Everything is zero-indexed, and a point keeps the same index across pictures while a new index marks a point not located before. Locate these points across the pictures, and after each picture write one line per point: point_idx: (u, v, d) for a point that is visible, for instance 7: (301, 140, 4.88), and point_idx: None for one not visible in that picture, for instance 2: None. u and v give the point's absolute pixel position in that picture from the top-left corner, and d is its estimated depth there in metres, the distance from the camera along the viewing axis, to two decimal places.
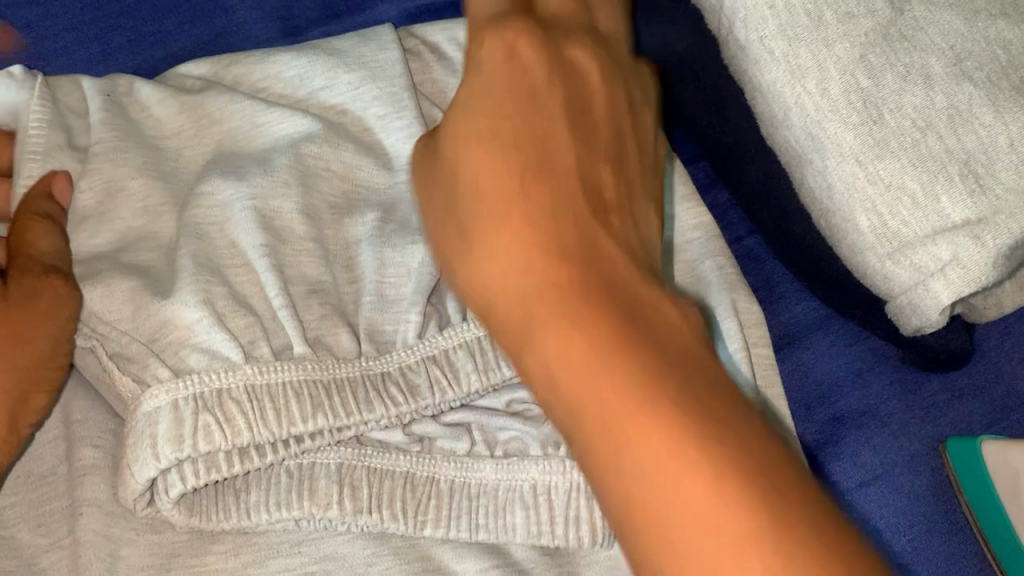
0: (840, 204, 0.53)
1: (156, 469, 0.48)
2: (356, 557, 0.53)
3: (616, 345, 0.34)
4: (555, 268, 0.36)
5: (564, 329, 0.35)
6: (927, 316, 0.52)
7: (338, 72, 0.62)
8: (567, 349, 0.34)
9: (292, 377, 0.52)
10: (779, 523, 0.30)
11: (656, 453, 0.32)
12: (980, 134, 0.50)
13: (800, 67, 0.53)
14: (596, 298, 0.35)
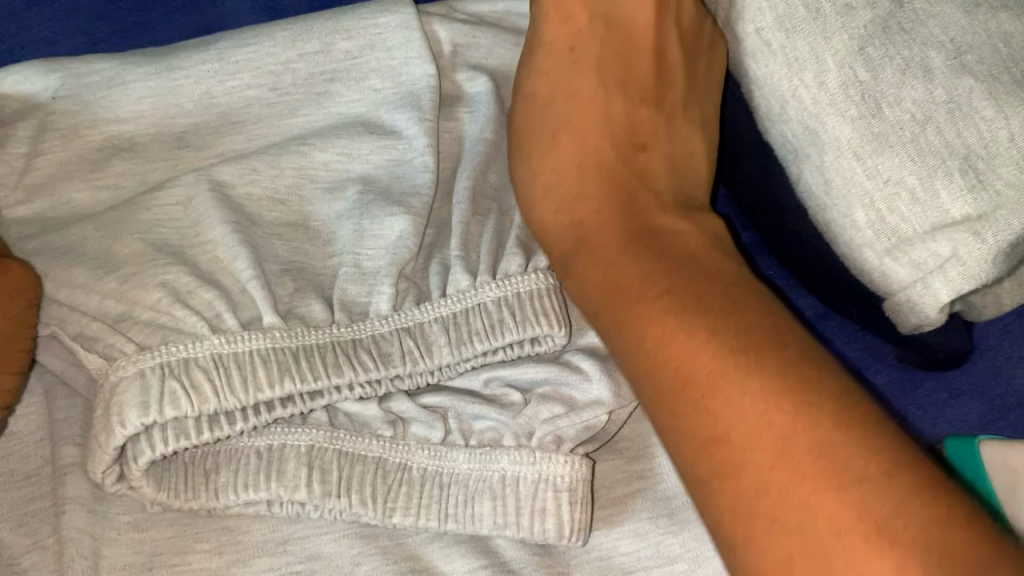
0: (837, 200, 0.52)
1: (122, 436, 0.48)
2: (342, 557, 0.52)
3: (742, 351, 0.42)
4: (666, 300, 0.45)
5: (693, 354, 0.42)
6: (925, 313, 0.51)
7: (336, 39, 0.61)
8: (679, 353, 0.43)
9: (259, 344, 0.50)
10: (838, 479, 0.37)
11: (765, 466, 0.39)
12: (981, 128, 0.48)
13: (798, 59, 0.52)
14: (703, 323, 0.43)
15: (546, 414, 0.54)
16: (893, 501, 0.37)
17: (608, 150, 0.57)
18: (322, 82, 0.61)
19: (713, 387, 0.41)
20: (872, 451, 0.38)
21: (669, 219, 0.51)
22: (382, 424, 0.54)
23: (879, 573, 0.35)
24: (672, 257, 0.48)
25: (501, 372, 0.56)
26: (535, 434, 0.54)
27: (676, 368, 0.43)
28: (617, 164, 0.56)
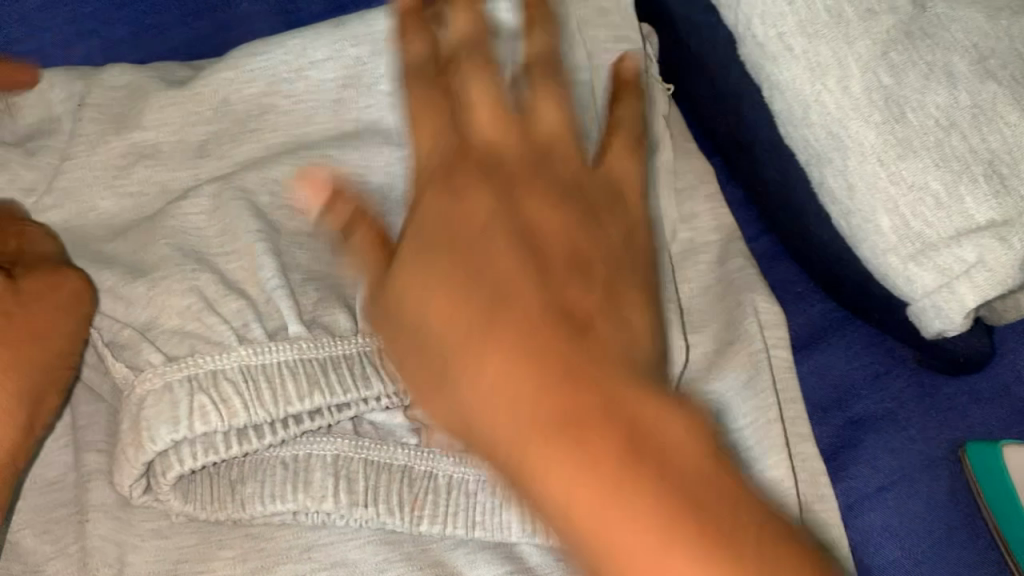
0: (860, 204, 0.52)
1: (151, 452, 0.47)
2: (367, 563, 0.51)
3: (577, 391, 0.30)
4: (499, 320, 0.33)
5: (535, 437, 0.30)
6: (951, 319, 0.50)
7: (344, 45, 0.61)
8: (535, 447, 0.30)
9: (286, 356, 0.50)
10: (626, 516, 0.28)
11: (634, 527, 0.27)
12: (1005, 133, 0.49)
13: (821, 64, 0.52)
14: (533, 337, 0.32)
15: None
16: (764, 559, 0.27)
17: (500, 203, 0.37)
18: (334, 91, 0.61)
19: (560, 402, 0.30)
20: (674, 440, 0.28)
21: (578, 290, 0.35)
22: (406, 431, 0.54)
23: None
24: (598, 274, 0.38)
25: None
26: None
27: (506, 459, 0.31)
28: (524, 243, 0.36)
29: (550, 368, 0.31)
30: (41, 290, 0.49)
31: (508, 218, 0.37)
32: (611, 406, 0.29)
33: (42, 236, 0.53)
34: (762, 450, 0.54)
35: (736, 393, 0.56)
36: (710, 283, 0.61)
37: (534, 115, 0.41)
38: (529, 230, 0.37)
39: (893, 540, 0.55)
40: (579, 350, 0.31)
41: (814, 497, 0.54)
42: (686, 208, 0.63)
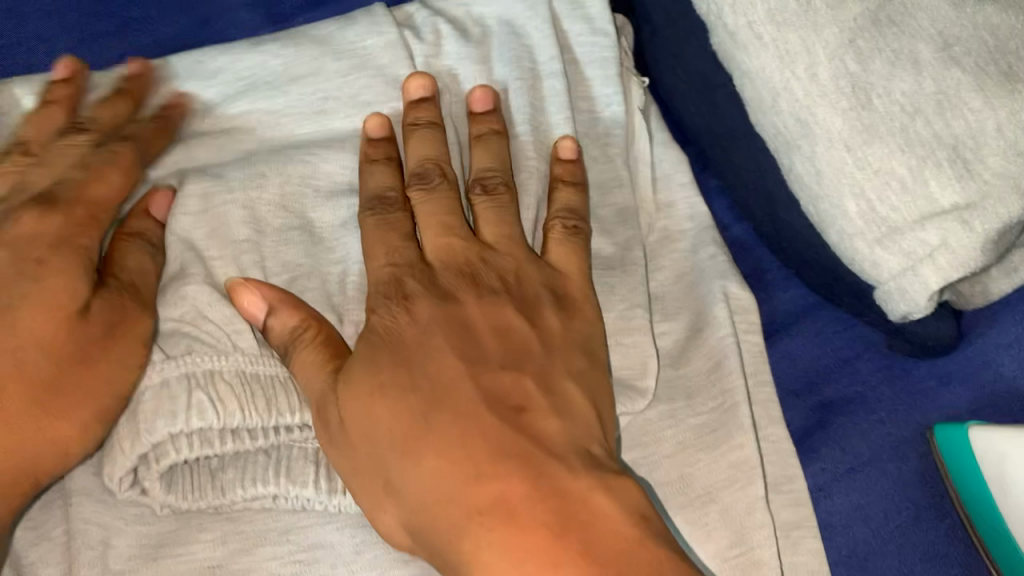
0: (828, 190, 0.53)
1: (147, 443, 0.48)
2: (345, 545, 0.52)
3: (509, 508, 0.41)
4: (438, 435, 0.44)
5: (472, 521, 0.42)
6: (916, 301, 0.51)
7: (326, 60, 0.60)
8: (472, 534, 0.41)
9: (280, 370, 0.51)
10: (550, 552, 0.40)
11: (521, 541, 0.40)
12: (969, 119, 0.50)
13: (789, 52, 0.53)
14: (471, 463, 0.43)
15: None
16: None
17: (439, 343, 0.48)
18: (316, 103, 0.59)
19: (486, 506, 0.42)
20: (614, 523, 0.41)
21: (515, 414, 0.45)
22: None
23: None
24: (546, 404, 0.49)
25: None
26: None
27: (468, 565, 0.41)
28: (464, 385, 0.46)
29: (471, 453, 0.43)
30: (108, 316, 0.49)
31: (451, 363, 0.47)
32: (549, 494, 0.42)
33: (147, 254, 0.53)
34: (728, 432, 0.55)
35: (706, 377, 0.57)
36: (683, 270, 0.62)
37: (460, 304, 0.50)
38: (451, 367, 0.47)
39: (861, 520, 0.56)
40: (503, 432, 0.44)
41: (779, 478, 0.56)
42: (662, 196, 0.64)
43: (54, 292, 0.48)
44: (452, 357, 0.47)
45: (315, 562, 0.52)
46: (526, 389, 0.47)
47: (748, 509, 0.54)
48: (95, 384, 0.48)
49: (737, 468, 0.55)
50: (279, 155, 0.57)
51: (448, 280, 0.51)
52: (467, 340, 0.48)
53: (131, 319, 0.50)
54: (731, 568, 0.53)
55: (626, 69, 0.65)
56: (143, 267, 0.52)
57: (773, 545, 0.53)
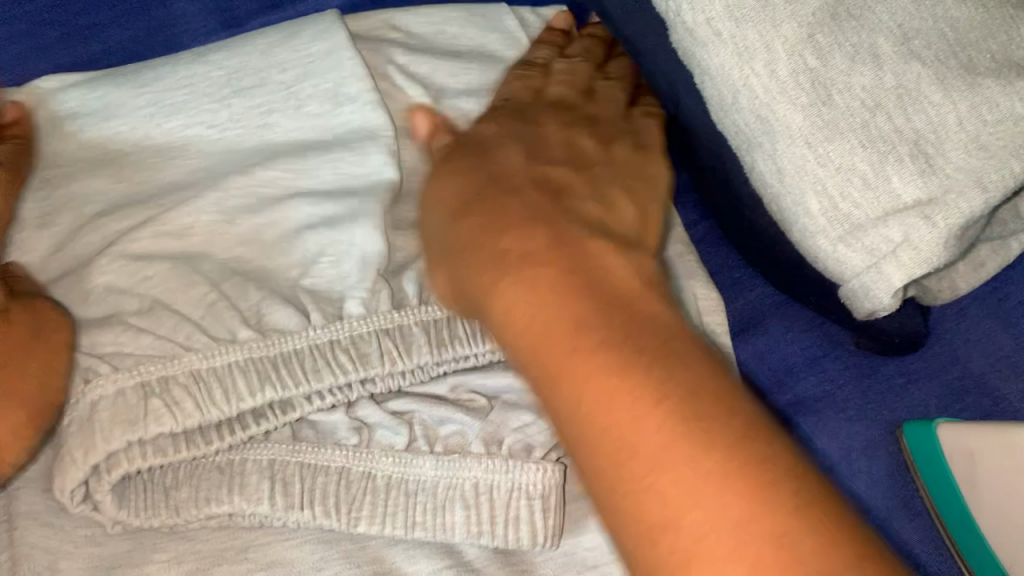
0: (791, 187, 0.52)
1: (104, 451, 0.48)
2: (304, 562, 0.50)
3: (571, 331, 0.42)
4: (514, 262, 0.46)
5: (561, 334, 0.42)
6: (880, 299, 0.51)
7: (270, 72, 0.62)
8: (566, 354, 0.42)
9: (237, 357, 0.51)
10: (681, 398, 0.39)
11: (604, 360, 0.41)
12: (930, 113, 0.49)
13: (748, 48, 0.52)
14: (563, 280, 0.44)
15: (516, 422, 0.53)
16: (754, 463, 0.37)
17: (524, 190, 0.50)
18: (260, 115, 0.61)
19: (579, 329, 0.42)
20: (710, 384, 0.40)
21: (603, 250, 0.46)
22: (348, 431, 0.53)
23: (667, 460, 0.38)
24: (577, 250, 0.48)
25: (467, 378, 0.55)
26: (504, 442, 0.53)
27: (549, 372, 0.42)
28: (545, 227, 0.47)
29: (561, 269, 0.45)
30: (30, 325, 0.50)
31: (540, 207, 0.49)
32: (656, 344, 0.41)
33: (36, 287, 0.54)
34: None
35: None
36: None
37: (526, 167, 0.53)
38: (523, 215, 0.48)
39: None
40: (603, 276, 0.45)
41: None
42: None
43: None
44: (538, 205, 0.49)
45: None
46: (603, 249, 0.46)
47: None
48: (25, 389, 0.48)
49: None
50: (227, 169, 0.60)
51: (540, 146, 0.55)
52: (545, 205, 0.49)
53: (54, 329, 0.51)
54: None
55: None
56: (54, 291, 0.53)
57: None
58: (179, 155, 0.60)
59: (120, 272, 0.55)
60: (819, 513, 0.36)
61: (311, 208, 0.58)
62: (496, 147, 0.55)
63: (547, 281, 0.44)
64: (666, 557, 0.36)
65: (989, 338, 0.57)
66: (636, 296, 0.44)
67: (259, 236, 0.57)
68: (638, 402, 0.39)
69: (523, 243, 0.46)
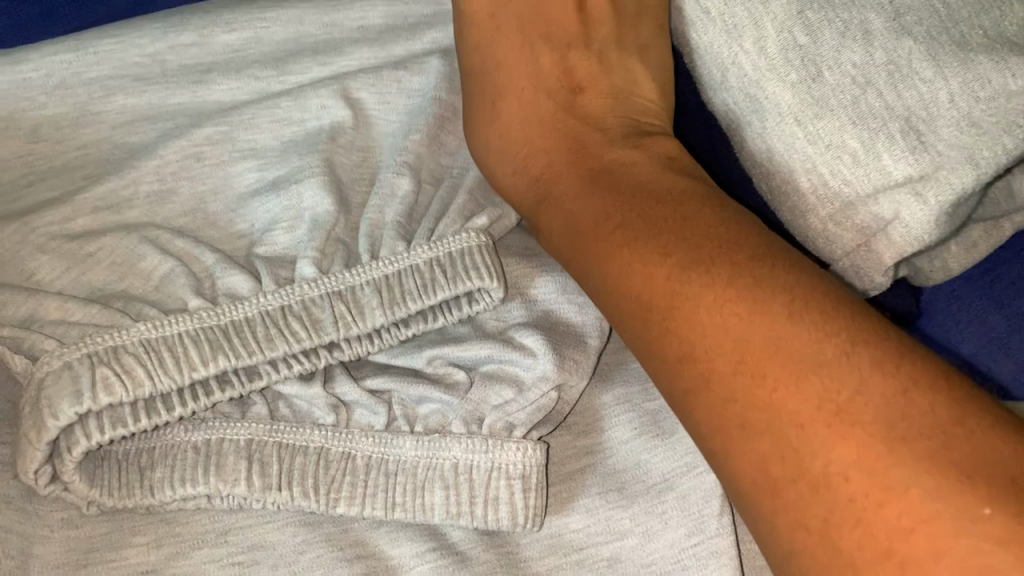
0: (781, 165, 0.52)
1: (55, 428, 0.46)
2: (286, 545, 0.49)
3: (665, 285, 0.42)
4: (622, 234, 0.45)
5: (652, 296, 0.42)
6: (870, 278, 0.52)
7: (215, 30, 0.61)
8: (676, 300, 0.41)
9: (187, 327, 0.50)
10: (761, 325, 0.38)
11: (702, 299, 0.40)
12: (921, 90, 0.48)
13: (737, 25, 0.51)
14: (642, 244, 0.44)
15: (497, 400, 0.53)
16: (852, 404, 0.35)
17: (562, 157, 0.53)
18: (197, 73, 0.60)
19: (667, 297, 0.41)
20: (777, 295, 0.39)
21: (657, 208, 0.45)
22: (324, 409, 0.52)
23: (788, 426, 0.36)
24: (628, 190, 0.48)
25: (443, 350, 0.54)
26: (485, 421, 0.52)
27: (659, 321, 0.41)
28: (604, 206, 0.47)
29: (638, 239, 0.44)
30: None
31: (590, 182, 0.50)
32: (725, 275, 0.40)
33: None
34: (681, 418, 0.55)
35: None
36: None
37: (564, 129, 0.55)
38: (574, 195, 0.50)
39: None
40: (673, 235, 0.43)
41: None
42: None
43: None
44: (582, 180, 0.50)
45: (255, 564, 0.48)
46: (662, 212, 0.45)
47: (706, 496, 0.53)
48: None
49: (694, 454, 0.54)
50: (167, 137, 0.59)
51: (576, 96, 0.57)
52: (599, 182, 0.49)
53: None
54: (690, 558, 0.52)
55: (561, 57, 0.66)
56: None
57: (731, 533, 0.52)
58: (140, 129, 0.59)
59: (94, 246, 0.54)
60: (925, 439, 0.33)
61: (255, 172, 0.58)
62: (540, 93, 0.57)
63: (635, 246, 0.44)
64: (803, 505, 0.35)
65: (981, 319, 0.57)
66: (700, 230, 0.43)
67: (231, 219, 0.57)
68: (698, 306, 0.40)
69: (591, 216, 0.48)
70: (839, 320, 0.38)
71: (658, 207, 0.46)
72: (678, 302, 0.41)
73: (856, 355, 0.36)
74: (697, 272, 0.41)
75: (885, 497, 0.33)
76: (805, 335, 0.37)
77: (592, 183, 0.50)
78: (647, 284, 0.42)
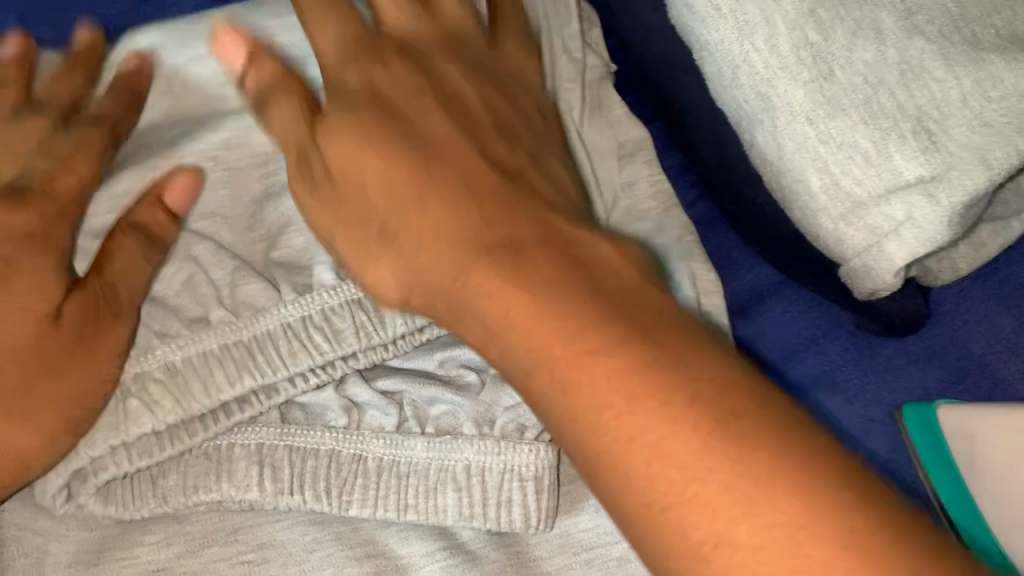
0: (791, 164, 0.51)
1: (89, 456, 0.48)
2: (296, 545, 0.49)
3: (526, 312, 0.36)
4: (469, 257, 0.39)
5: (515, 329, 0.36)
6: (881, 279, 0.51)
7: (229, 33, 0.57)
8: (536, 337, 0.35)
9: (212, 344, 0.50)
10: (610, 359, 0.33)
11: (554, 336, 0.34)
12: (933, 89, 0.48)
13: (748, 23, 0.50)
14: (514, 267, 0.37)
15: (508, 402, 0.52)
16: (722, 437, 0.30)
17: (404, 169, 0.43)
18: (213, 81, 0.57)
19: (526, 335, 0.36)
20: (622, 320, 0.34)
21: (527, 215, 0.40)
22: (337, 412, 0.52)
23: (662, 473, 0.31)
24: (473, 206, 0.41)
25: (457, 352, 0.54)
26: (496, 423, 0.52)
27: (533, 370, 0.35)
28: (451, 230, 0.40)
29: (488, 259, 0.38)
30: (68, 148, 0.52)
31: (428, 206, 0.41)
32: (583, 296, 0.35)
33: (140, 245, 0.49)
34: None
35: None
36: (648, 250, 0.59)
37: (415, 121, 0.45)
38: (410, 222, 0.42)
39: None
40: (505, 264, 0.37)
41: None
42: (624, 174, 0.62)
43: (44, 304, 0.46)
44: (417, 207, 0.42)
45: (265, 563, 0.49)
46: (486, 223, 0.40)
47: None
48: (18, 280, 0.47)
49: None
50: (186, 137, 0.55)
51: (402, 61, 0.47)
52: (426, 201, 0.42)
53: (79, 154, 0.52)
54: None
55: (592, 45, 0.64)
56: (117, 104, 0.54)
57: None
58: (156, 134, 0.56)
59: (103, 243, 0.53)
60: (807, 471, 0.29)
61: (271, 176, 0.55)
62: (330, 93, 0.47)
63: (511, 274, 0.37)
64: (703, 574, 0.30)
65: (989, 319, 0.57)
66: (567, 249, 0.38)
67: None
68: (566, 350, 0.34)
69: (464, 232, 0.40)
70: (693, 344, 0.33)
71: (478, 217, 0.40)
72: (511, 335, 0.36)
73: (716, 388, 0.32)
74: (543, 298, 0.36)
75: (704, 469, 0.30)
76: (648, 358, 0.33)
77: (448, 191, 0.41)
78: (505, 297, 0.37)
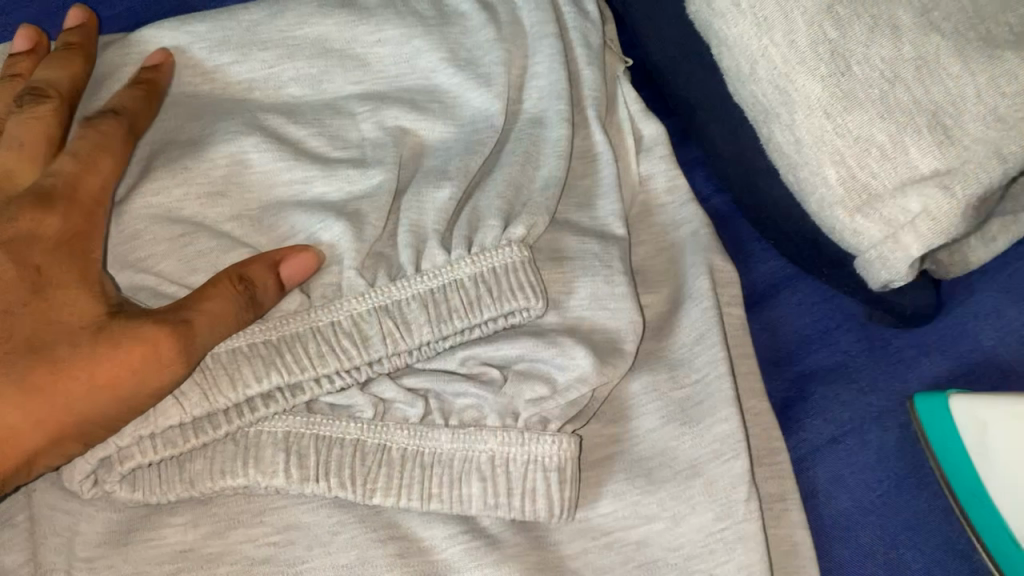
0: (808, 158, 0.52)
1: (114, 447, 0.48)
2: (320, 526, 0.50)
3: None
4: None
5: None
6: (897, 269, 0.51)
7: (252, 49, 0.61)
8: None
9: (241, 342, 0.50)
10: None
11: None
12: (949, 85, 0.49)
13: (766, 19, 0.52)
14: None
15: (531, 394, 0.52)
16: None
17: None
18: (240, 92, 0.61)
19: None
20: None
21: None
22: (362, 405, 0.52)
23: None
24: None
25: (480, 349, 0.54)
26: (519, 415, 0.52)
27: None
28: None
29: None
30: (88, 147, 0.52)
31: None
32: None
33: (242, 304, 0.49)
34: (712, 406, 0.54)
35: (690, 349, 0.56)
36: (664, 245, 0.62)
37: None
38: None
39: (843, 490, 0.55)
40: None
41: (762, 450, 0.55)
42: (642, 168, 0.64)
43: (87, 312, 0.47)
44: None
45: (290, 544, 0.50)
46: None
47: (733, 483, 0.52)
48: (54, 290, 0.47)
49: (722, 442, 0.53)
50: (216, 134, 0.58)
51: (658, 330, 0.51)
52: None
53: (99, 154, 0.53)
54: (719, 542, 0.51)
55: (608, 47, 0.65)
56: (135, 105, 0.56)
57: (758, 519, 0.52)
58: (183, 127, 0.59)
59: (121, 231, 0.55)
60: None
61: (300, 176, 0.57)
62: None
63: None
64: None
65: (998, 312, 0.58)
66: None
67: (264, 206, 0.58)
68: None
69: None
70: None
71: None
72: None
73: None
74: None
75: None
76: None
77: None
78: None
